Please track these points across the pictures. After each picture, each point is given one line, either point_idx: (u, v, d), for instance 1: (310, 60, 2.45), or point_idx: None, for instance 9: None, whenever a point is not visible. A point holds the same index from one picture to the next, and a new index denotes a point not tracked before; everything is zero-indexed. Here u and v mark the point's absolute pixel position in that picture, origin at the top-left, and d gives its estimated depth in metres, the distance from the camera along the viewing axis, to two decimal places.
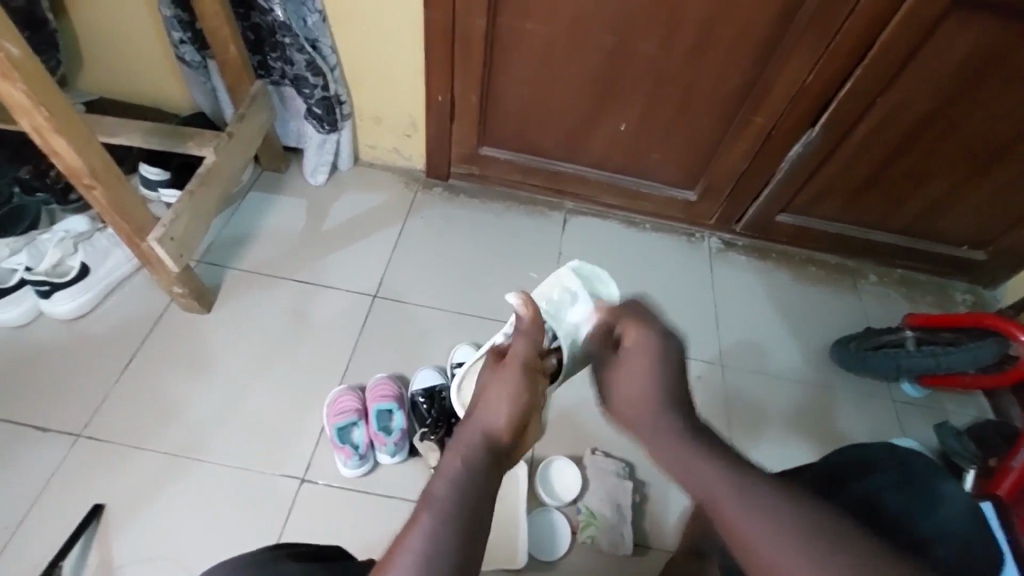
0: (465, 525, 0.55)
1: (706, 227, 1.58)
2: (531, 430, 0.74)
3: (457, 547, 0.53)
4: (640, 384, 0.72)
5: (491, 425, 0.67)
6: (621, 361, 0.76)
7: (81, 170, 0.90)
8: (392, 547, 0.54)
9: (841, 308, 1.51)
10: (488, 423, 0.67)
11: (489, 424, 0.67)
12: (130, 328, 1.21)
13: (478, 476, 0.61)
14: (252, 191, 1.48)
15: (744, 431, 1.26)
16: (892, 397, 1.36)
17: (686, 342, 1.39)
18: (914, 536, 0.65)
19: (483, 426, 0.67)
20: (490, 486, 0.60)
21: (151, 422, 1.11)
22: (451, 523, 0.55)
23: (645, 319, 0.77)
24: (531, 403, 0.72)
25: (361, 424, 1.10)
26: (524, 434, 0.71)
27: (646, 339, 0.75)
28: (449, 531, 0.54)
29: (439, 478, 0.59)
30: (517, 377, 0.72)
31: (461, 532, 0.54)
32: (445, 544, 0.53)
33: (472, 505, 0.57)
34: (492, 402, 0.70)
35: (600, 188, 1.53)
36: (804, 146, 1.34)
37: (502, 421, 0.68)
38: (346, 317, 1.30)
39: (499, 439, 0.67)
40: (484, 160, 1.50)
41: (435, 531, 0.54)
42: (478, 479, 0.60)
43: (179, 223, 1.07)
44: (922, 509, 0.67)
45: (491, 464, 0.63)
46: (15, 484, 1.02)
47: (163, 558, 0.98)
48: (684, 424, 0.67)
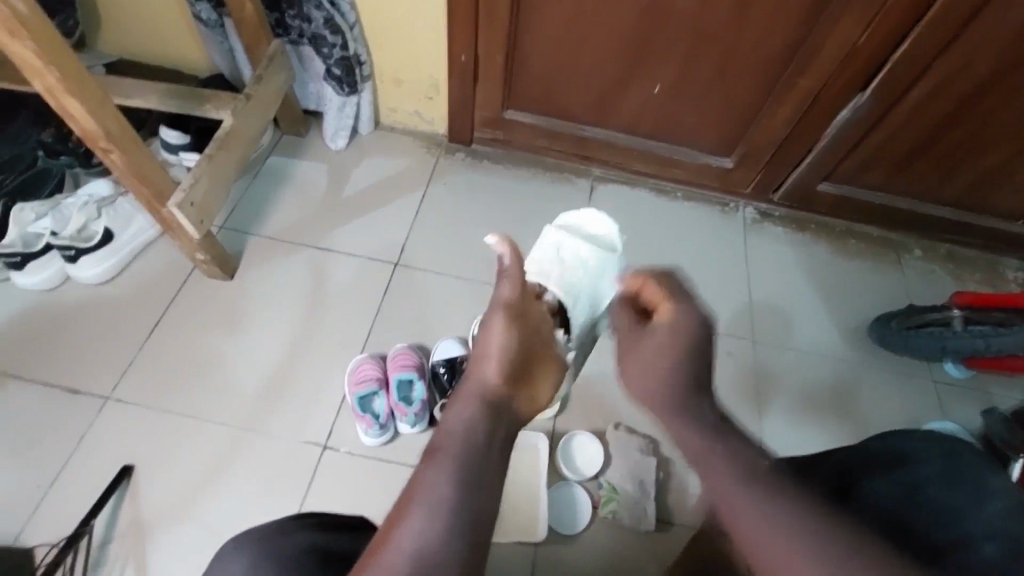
0: (476, 475, 0.52)
1: (741, 197, 1.51)
2: (540, 383, 0.67)
3: (472, 500, 0.50)
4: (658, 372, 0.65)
5: (488, 379, 0.62)
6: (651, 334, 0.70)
7: (96, 133, 0.88)
8: (399, 505, 0.50)
9: (883, 284, 1.43)
10: (483, 378, 0.62)
11: (485, 377, 0.62)
12: (156, 293, 1.22)
13: (483, 425, 0.56)
14: (273, 156, 1.45)
15: (773, 410, 1.22)
16: (932, 377, 1.29)
17: (716, 317, 1.33)
18: (964, 534, 0.61)
19: (480, 380, 0.62)
20: (501, 433, 0.57)
21: (177, 387, 1.12)
22: (462, 472, 0.51)
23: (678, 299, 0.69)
24: (532, 346, 0.68)
25: (382, 393, 1.10)
26: (530, 387, 0.65)
27: (680, 316, 0.68)
28: (461, 479, 0.51)
29: (443, 431, 0.56)
30: (508, 327, 0.67)
31: (476, 480, 0.51)
32: (458, 495, 0.49)
33: (485, 453, 0.54)
34: (482, 356, 0.65)
35: (631, 154, 1.45)
36: (854, 110, 1.24)
37: (500, 372, 0.63)
38: (368, 286, 1.28)
39: (500, 391, 0.61)
40: (509, 124, 1.44)
41: (447, 482, 0.50)
42: (486, 426, 0.56)
43: (199, 188, 1.05)
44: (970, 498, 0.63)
45: (496, 412, 0.59)
46: (49, 443, 1.05)
47: (191, 518, 1.00)
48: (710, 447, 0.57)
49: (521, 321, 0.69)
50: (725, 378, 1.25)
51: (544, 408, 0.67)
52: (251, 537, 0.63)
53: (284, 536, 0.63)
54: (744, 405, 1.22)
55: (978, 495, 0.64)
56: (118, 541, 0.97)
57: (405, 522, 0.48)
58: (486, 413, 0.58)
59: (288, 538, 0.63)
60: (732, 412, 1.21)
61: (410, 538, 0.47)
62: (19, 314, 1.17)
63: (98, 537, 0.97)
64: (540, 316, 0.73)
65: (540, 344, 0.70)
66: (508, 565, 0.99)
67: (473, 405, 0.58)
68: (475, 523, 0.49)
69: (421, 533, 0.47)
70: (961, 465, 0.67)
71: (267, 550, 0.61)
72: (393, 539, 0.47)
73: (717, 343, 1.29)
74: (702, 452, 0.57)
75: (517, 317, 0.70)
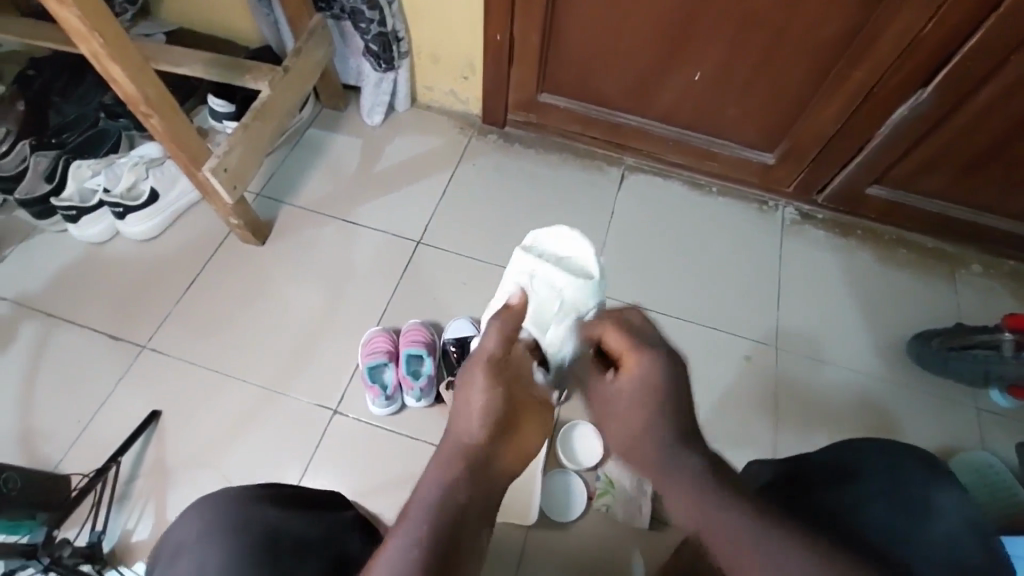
0: (442, 553, 0.50)
1: (782, 195, 1.43)
2: (526, 440, 0.63)
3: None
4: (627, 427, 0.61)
5: (468, 446, 0.58)
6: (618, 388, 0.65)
7: (138, 98, 0.94)
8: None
9: (930, 300, 1.33)
10: (464, 442, 0.58)
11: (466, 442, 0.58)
12: (196, 252, 1.29)
13: (459, 499, 0.53)
14: (311, 129, 1.49)
15: (790, 421, 1.17)
16: (974, 404, 1.20)
17: (740, 319, 1.28)
18: None
19: (459, 445, 0.58)
20: (478, 504, 0.54)
21: (207, 342, 1.19)
22: (427, 549, 0.49)
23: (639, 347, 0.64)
24: (517, 403, 0.64)
25: (392, 365, 1.13)
26: (515, 448, 0.61)
27: (647, 371, 0.62)
28: (425, 559, 0.49)
29: (413, 502, 0.53)
30: (492, 385, 0.62)
31: (441, 557, 0.50)
32: (420, 574, 0.48)
33: (457, 526, 0.52)
34: (462, 417, 0.60)
35: (667, 145, 1.41)
36: (911, 108, 1.15)
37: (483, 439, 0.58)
38: (390, 261, 1.31)
39: (482, 460, 0.57)
40: (542, 107, 1.42)
41: (414, 550, 0.49)
42: (462, 500, 0.53)
43: (234, 155, 1.10)
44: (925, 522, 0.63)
45: (474, 484, 0.55)
46: (91, 383, 1.14)
47: (208, 465, 1.07)
48: (689, 452, 0.55)
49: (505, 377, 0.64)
50: (742, 382, 1.20)
51: (529, 463, 0.64)
52: (212, 502, 0.71)
53: (243, 503, 0.70)
54: (759, 413, 1.18)
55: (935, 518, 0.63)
56: (143, 478, 1.06)
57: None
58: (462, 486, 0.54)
59: (245, 506, 0.69)
60: (745, 419, 1.17)
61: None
62: (74, 263, 1.27)
63: (126, 472, 1.06)
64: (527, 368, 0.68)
65: (525, 394, 0.66)
66: (497, 544, 1.01)
67: (451, 477, 0.55)
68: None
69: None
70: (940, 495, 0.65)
71: (222, 515, 0.68)
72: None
73: (738, 347, 1.25)
74: (680, 459, 0.55)
75: (502, 371, 0.64)
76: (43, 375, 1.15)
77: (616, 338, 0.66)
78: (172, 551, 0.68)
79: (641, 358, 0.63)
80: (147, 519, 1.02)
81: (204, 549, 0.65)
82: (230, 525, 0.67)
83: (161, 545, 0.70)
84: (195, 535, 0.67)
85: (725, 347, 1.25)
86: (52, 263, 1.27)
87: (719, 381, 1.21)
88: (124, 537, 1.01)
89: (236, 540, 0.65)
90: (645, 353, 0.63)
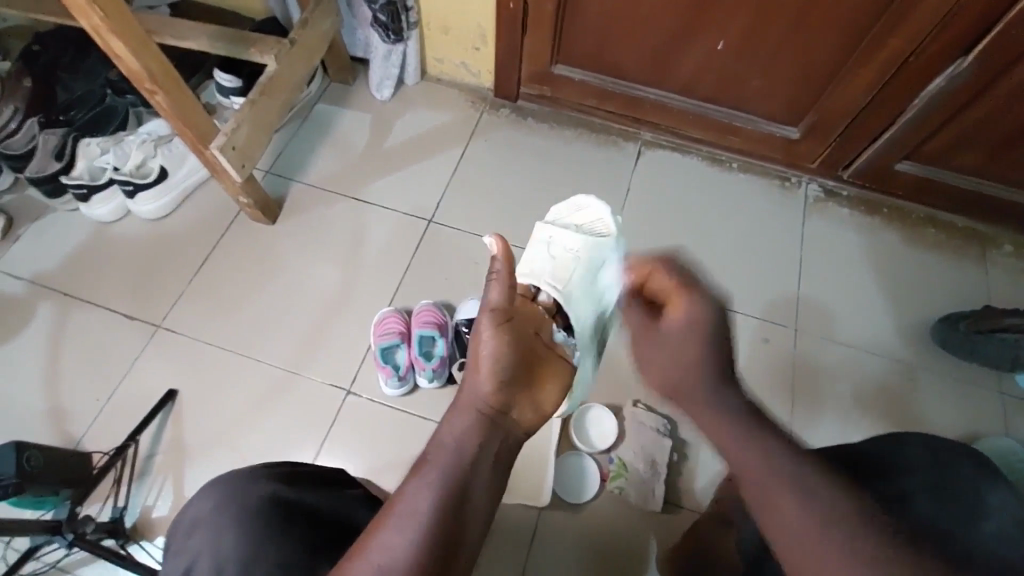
0: (456, 496, 0.52)
1: (805, 171, 1.38)
2: (543, 394, 0.65)
3: (450, 525, 0.50)
4: (681, 357, 0.62)
5: (480, 393, 0.59)
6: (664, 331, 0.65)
7: (141, 74, 0.91)
8: (378, 517, 0.51)
9: (957, 281, 1.28)
10: (475, 390, 0.60)
11: (478, 389, 0.59)
12: (207, 231, 1.29)
13: (472, 443, 0.55)
14: (320, 103, 1.46)
15: (807, 405, 1.15)
16: (999, 389, 1.16)
17: (759, 300, 1.25)
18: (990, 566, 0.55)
19: (472, 392, 0.60)
20: (492, 452, 0.56)
21: (219, 322, 1.19)
22: (442, 492, 0.51)
23: (690, 284, 0.66)
24: (530, 357, 0.65)
25: (404, 346, 1.12)
26: (530, 400, 0.63)
27: (692, 309, 0.64)
28: (440, 501, 0.51)
29: (429, 447, 0.55)
30: (502, 334, 0.64)
31: (456, 501, 0.52)
32: (436, 514, 0.50)
33: (471, 471, 0.54)
34: (475, 365, 0.62)
35: (686, 119, 1.35)
36: (949, 79, 1.08)
37: (491, 383, 0.60)
38: (402, 240, 1.29)
39: (494, 407, 0.59)
40: (557, 80, 1.37)
41: (429, 497, 0.51)
42: (475, 445, 0.55)
43: (241, 132, 1.08)
44: (953, 517, 0.58)
45: (486, 430, 0.57)
46: (108, 363, 1.15)
47: (224, 443, 1.08)
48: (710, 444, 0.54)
49: (515, 326, 0.66)
50: (759, 365, 1.18)
51: (549, 417, 0.65)
52: (223, 480, 0.70)
53: (254, 479, 0.70)
54: (776, 396, 1.16)
55: (970, 511, 0.59)
56: (161, 455, 1.07)
57: (380, 537, 0.49)
58: (475, 432, 0.56)
59: (255, 482, 0.70)
60: (762, 402, 1.15)
61: (383, 552, 0.48)
62: (86, 242, 1.27)
63: (145, 449, 1.08)
64: (542, 320, 0.70)
65: (538, 348, 0.67)
66: (510, 523, 1.02)
67: (463, 423, 0.57)
68: (450, 545, 0.50)
69: (392, 552, 0.48)
70: (981, 491, 0.60)
71: (233, 491, 0.68)
72: (367, 551, 0.49)
73: (755, 328, 1.22)
74: None
75: (509, 322, 0.66)
76: (61, 354, 1.16)
77: (661, 280, 0.69)
78: (186, 533, 0.68)
79: (688, 297, 0.65)
80: (166, 496, 1.04)
81: (218, 525, 0.66)
82: (243, 499, 0.67)
83: (176, 526, 0.71)
84: (209, 511, 0.68)
85: (742, 328, 1.22)
86: (65, 242, 1.27)
87: (735, 364, 1.18)
88: (144, 513, 1.03)
89: (248, 514, 0.66)
90: (695, 294, 0.65)
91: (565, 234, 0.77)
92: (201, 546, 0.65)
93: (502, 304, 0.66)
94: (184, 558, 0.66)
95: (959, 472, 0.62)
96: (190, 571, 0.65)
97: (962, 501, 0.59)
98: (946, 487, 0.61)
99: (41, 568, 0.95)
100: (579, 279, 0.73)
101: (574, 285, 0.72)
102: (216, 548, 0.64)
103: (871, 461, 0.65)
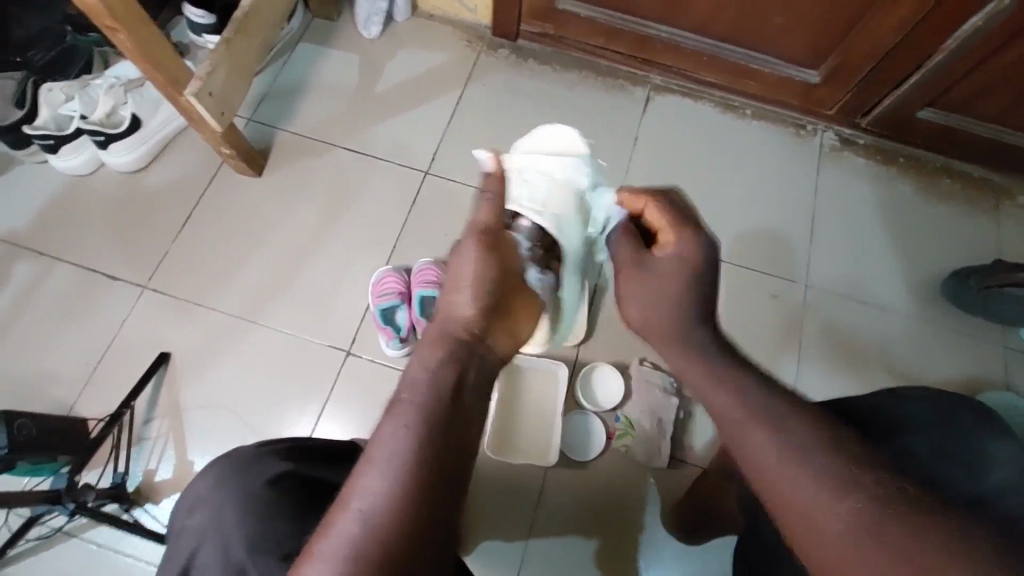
0: (441, 428, 0.48)
1: (822, 118, 1.31)
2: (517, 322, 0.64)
3: (442, 461, 0.47)
4: (666, 291, 0.60)
5: (456, 316, 0.58)
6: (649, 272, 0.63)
7: (99, 8, 0.81)
8: (359, 462, 0.47)
9: (970, 232, 1.25)
10: (456, 313, 0.59)
11: (456, 312, 0.59)
12: (188, 185, 1.21)
13: (449, 368, 0.52)
14: (302, 42, 1.34)
15: (813, 362, 1.14)
16: (1003, 343, 1.16)
17: (768, 254, 1.21)
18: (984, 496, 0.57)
19: (450, 313, 0.59)
20: (471, 375, 0.53)
21: (209, 282, 1.14)
22: (425, 429, 0.47)
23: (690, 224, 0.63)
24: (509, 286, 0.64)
25: (404, 306, 1.08)
26: (503, 325, 0.61)
27: (683, 247, 0.62)
28: (424, 438, 0.47)
29: (403, 384, 0.50)
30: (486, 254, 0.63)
31: (440, 435, 0.47)
32: (416, 452, 0.46)
33: (455, 402, 0.50)
34: (455, 286, 0.61)
35: (700, 61, 1.26)
36: (988, 17, 1.00)
37: (475, 307, 0.59)
38: (398, 194, 1.22)
39: (469, 332, 0.57)
40: (560, 16, 1.26)
41: (408, 438, 0.46)
42: (453, 372, 0.52)
43: (218, 76, 0.98)
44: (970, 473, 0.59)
45: (466, 353, 0.54)
46: (93, 326, 1.10)
47: (222, 407, 1.06)
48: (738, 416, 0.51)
49: (498, 250, 0.65)
50: (764, 322, 1.16)
51: (521, 342, 0.63)
52: (217, 459, 0.68)
53: (259, 457, 0.67)
54: (782, 352, 1.15)
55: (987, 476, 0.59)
56: (160, 419, 1.05)
57: (360, 482, 0.45)
58: (452, 358, 0.53)
59: (254, 462, 0.67)
60: (769, 358, 1.14)
61: (365, 497, 0.44)
62: (60, 197, 1.19)
63: (143, 414, 1.05)
64: (514, 248, 0.69)
65: (516, 286, 0.66)
66: (515, 481, 1.03)
67: (437, 348, 0.54)
68: (444, 483, 0.46)
69: (376, 497, 0.44)
70: (1000, 451, 0.59)
71: (232, 468, 0.66)
72: (349, 499, 0.45)
73: (764, 284, 1.19)
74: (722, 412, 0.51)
75: (492, 241, 0.65)
76: (42, 317, 1.11)
77: (655, 211, 0.67)
78: (192, 505, 0.66)
79: (682, 233, 0.63)
80: (167, 460, 1.03)
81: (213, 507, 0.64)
82: (252, 476, 0.65)
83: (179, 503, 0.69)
84: (208, 491, 0.65)
85: (751, 284, 1.19)
86: (36, 196, 1.19)
87: (740, 322, 1.16)
88: (147, 477, 1.02)
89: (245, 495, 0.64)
90: (686, 229, 0.63)
91: (523, 159, 0.86)
92: (197, 538, 0.63)
93: (487, 224, 0.66)
94: (194, 536, 0.64)
95: (963, 422, 0.62)
96: (202, 549, 0.62)
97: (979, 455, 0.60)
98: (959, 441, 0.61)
99: (47, 532, 0.95)
100: (558, 198, 0.81)
101: (557, 210, 0.80)
102: (214, 533, 0.62)
103: (877, 421, 0.66)
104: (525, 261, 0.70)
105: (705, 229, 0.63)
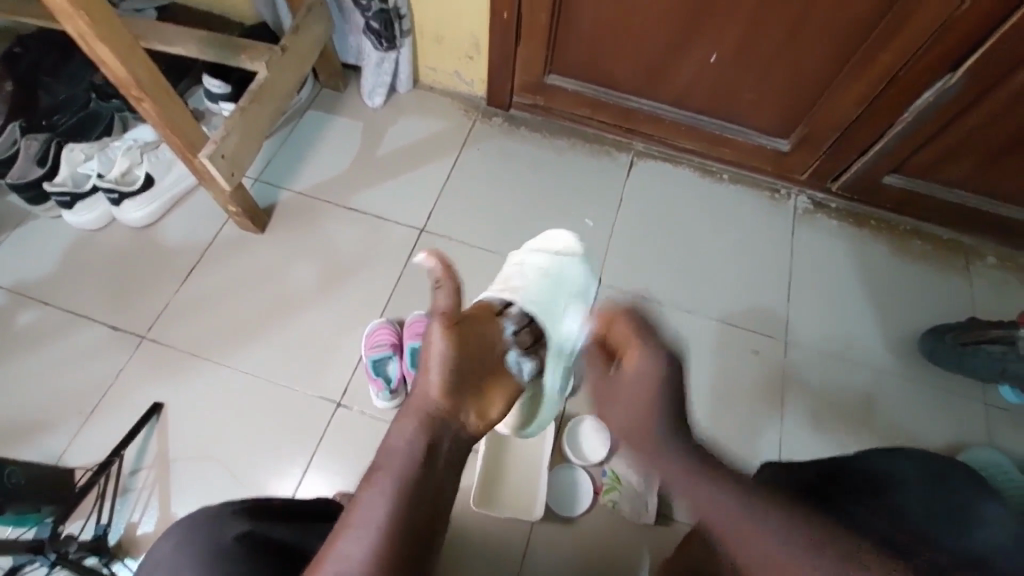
0: (418, 495, 0.50)
1: (795, 183, 1.39)
2: (490, 399, 0.63)
3: (415, 525, 0.49)
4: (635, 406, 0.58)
5: (428, 394, 0.58)
6: (615, 387, 0.62)
7: (128, 82, 0.90)
8: (337, 528, 0.49)
9: (943, 292, 1.30)
10: (428, 394, 0.58)
11: (428, 393, 0.58)
12: (192, 241, 1.26)
13: (423, 444, 0.54)
14: (310, 110, 1.44)
15: (797, 417, 1.16)
16: (984, 400, 1.18)
17: (749, 310, 1.26)
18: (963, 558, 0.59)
19: (423, 396, 0.58)
20: (444, 449, 0.54)
21: (207, 333, 1.17)
22: (402, 497, 0.50)
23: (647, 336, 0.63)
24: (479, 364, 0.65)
25: (396, 358, 1.11)
26: (476, 401, 0.61)
27: (644, 364, 0.61)
28: (398, 506, 0.49)
29: (382, 453, 0.53)
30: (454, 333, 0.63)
31: (415, 502, 0.50)
32: (389, 518, 0.48)
33: (432, 474, 0.52)
34: (427, 365, 0.61)
35: (679, 130, 1.36)
36: (936, 95, 1.10)
37: (448, 388, 0.59)
38: (393, 250, 1.28)
39: (443, 411, 0.57)
40: (550, 90, 1.37)
41: (384, 506, 0.49)
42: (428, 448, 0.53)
43: (230, 141, 1.06)
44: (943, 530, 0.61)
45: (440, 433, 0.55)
46: (90, 375, 1.12)
47: (210, 458, 1.06)
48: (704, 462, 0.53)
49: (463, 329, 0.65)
50: (748, 375, 1.19)
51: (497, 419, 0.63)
52: (182, 519, 0.68)
53: (227, 515, 0.67)
54: (768, 406, 1.17)
55: (961, 533, 0.60)
56: (147, 469, 1.05)
57: (337, 547, 0.47)
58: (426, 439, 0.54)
59: (216, 523, 0.66)
60: (754, 414, 1.16)
61: (339, 562, 0.46)
62: (69, 250, 1.25)
63: (130, 464, 1.06)
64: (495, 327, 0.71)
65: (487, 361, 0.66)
66: (499, 538, 1.01)
67: (409, 424, 0.55)
68: (414, 546, 0.48)
69: (350, 560, 0.46)
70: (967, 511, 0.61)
71: (194, 530, 0.65)
72: (326, 562, 0.47)
73: (746, 340, 1.23)
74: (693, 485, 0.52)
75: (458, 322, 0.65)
76: (40, 365, 1.13)
77: (621, 329, 0.66)
78: (155, 565, 0.66)
79: (642, 350, 0.62)
80: (151, 512, 1.02)
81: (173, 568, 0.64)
82: (217, 537, 0.65)
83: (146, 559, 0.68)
84: (171, 551, 0.65)
85: (734, 339, 1.23)
86: (47, 249, 1.25)
87: (727, 376, 1.19)
88: (129, 529, 1.01)
89: (205, 557, 0.63)
90: (647, 348, 0.62)
91: (526, 257, 0.89)
92: None
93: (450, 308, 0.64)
94: None
95: (935, 483, 0.64)
96: None
97: (952, 516, 0.61)
98: (937, 503, 0.63)
99: None
100: (545, 291, 0.81)
101: (543, 298, 0.79)
102: None
103: (854, 478, 0.67)
104: (507, 343, 0.70)
105: (668, 342, 0.63)
